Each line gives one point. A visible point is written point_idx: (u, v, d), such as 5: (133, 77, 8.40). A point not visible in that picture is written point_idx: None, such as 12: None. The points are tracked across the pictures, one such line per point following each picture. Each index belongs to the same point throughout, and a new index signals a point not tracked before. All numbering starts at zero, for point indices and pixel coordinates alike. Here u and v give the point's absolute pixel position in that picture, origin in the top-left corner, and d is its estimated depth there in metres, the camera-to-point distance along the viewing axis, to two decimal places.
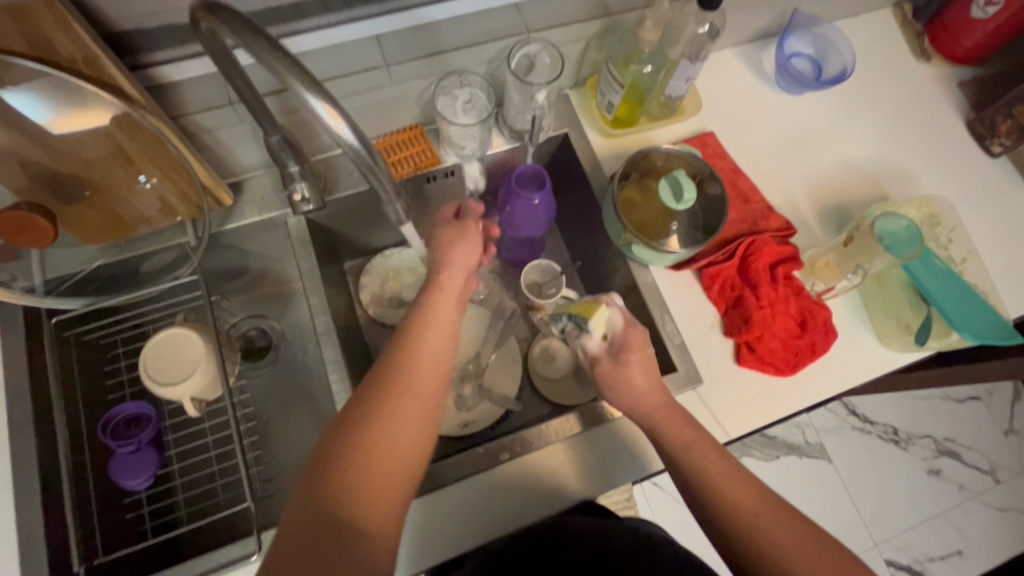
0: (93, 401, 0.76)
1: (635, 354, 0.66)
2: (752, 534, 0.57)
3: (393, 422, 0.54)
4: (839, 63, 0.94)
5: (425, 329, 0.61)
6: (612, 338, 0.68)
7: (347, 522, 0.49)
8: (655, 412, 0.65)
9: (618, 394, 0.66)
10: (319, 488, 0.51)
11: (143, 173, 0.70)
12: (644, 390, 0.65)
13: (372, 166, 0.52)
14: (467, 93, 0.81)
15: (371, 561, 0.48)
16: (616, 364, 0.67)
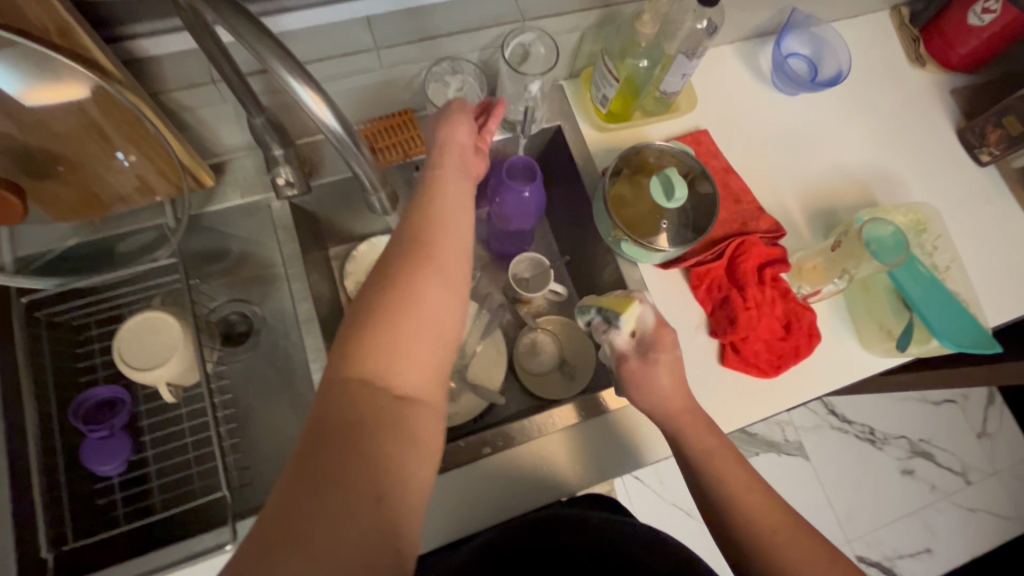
0: (65, 383, 0.74)
1: (664, 353, 0.67)
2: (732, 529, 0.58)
3: (419, 289, 0.51)
4: (835, 65, 0.94)
5: (440, 209, 0.58)
6: (642, 336, 0.68)
7: (383, 394, 0.47)
8: (673, 414, 0.66)
9: (644, 394, 0.67)
10: (347, 368, 0.47)
11: (121, 151, 0.68)
12: (669, 391, 0.66)
13: (355, 153, 0.51)
14: (459, 80, 0.80)
15: (415, 422, 0.47)
16: (645, 363, 0.67)
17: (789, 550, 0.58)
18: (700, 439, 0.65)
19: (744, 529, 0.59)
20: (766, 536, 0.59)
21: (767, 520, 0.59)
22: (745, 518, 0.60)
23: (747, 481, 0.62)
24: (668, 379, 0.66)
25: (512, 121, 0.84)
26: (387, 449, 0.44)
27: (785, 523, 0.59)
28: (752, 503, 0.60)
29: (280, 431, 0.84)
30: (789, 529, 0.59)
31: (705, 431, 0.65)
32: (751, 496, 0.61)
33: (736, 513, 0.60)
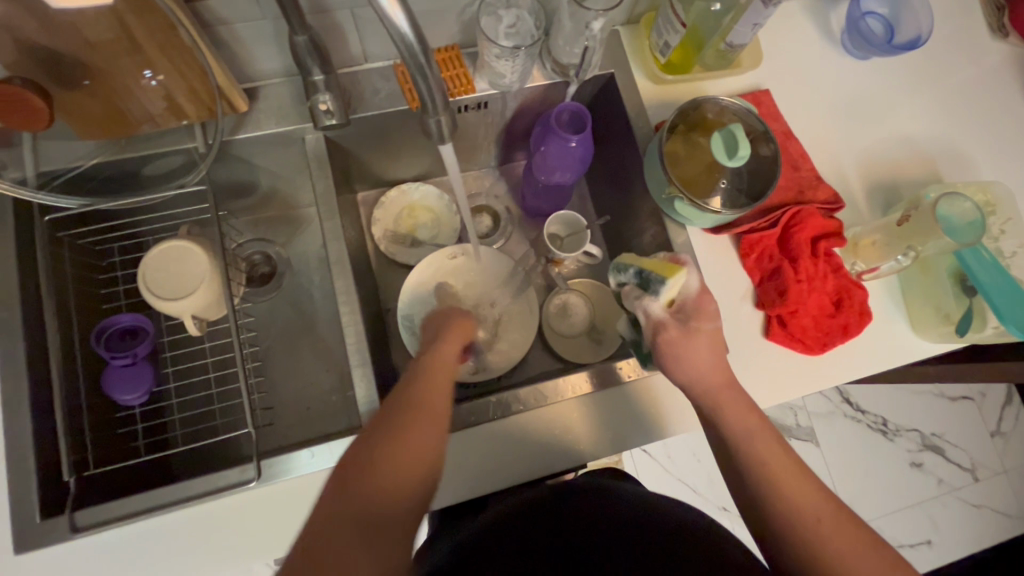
0: (87, 308, 0.71)
1: (705, 322, 0.63)
2: (773, 490, 0.57)
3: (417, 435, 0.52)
4: (914, 28, 0.87)
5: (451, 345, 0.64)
6: (683, 303, 0.64)
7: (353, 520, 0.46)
8: (711, 390, 0.62)
9: (681, 367, 0.62)
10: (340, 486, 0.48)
11: (151, 67, 0.63)
12: (706, 365, 0.62)
13: (423, 65, 0.46)
14: (512, 15, 0.74)
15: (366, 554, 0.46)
16: (686, 332, 0.63)
17: (831, 536, 0.54)
18: (731, 414, 0.61)
19: (781, 506, 0.56)
20: (795, 506, 0.56)
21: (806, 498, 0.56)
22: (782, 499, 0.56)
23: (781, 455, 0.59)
24: (712, 354, 0.63)
25: (565, 65, 0.78)
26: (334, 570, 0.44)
27: (820, 507, 0.56)
28: (793, 487, 0.57)
29: (304, 374, 0.83)
30: (820, 498, 0.56)
31: (737, 405, 0.62)
32: (792, 476, 0.58)
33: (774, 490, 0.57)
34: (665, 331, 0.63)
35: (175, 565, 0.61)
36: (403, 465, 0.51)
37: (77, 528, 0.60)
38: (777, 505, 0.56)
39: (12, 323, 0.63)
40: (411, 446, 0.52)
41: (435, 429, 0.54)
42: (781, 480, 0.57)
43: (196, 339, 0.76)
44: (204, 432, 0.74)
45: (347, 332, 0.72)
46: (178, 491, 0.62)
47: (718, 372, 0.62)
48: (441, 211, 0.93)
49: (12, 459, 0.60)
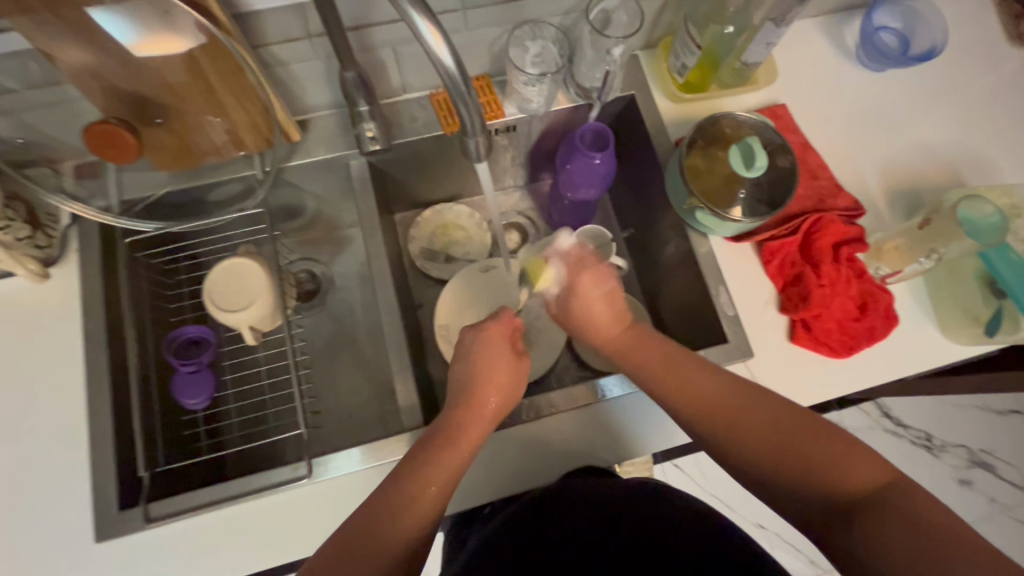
0: (158, 321, 0.79)
1: (590, 273, 0.73)
2: (666, 387, 0.65)
3: (428, 468, 0.59)
4: (928, 40, 0.91)
5: (468, 425, 0.64)
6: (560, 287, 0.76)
7: (365, 543, 0.53)
8: (610, 335, 0.72)
9: (584, 321, 0.73)
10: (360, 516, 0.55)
11: (219, 105, 0.71)
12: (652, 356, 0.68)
13: (463, 93, 0.52)
14: (538, 46, 0.80)
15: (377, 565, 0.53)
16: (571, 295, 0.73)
17: (748, 424, 0.59)
18: (630, 352, 0.70)
19: (715, 426, 0.61)
20: (696, 395, 0.63)
21: (743, 418, 0.60)
22: (717, 427, 0.61)
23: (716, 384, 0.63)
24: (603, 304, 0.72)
25: (588, 88, 0.84)
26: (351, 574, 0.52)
27: (718, 382, 0.63)
28: (726, 412, 0.61)
29: (348, 383, 0.89)
30: (718, 387, 0.62)
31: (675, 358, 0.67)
32: (726, 401, 0.61)
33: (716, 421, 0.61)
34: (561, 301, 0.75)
35: (233, 554, 0.66)
36: (408, 516, 0.56)
37: (150, 518, 0.66)
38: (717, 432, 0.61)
39: (97, 332, 0.71)
40: (393, 526, 0.55)
41: (447, 477, 0.59)
42: (714, 409, 0.61)
43: (252, 348, 0.83)
44: (258, 435, 0.80)
45: (389, 340, 0.77)
46: (238, 487, 0.68)
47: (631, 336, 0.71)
48: (472, 229, 0.99)
49: (94, 455, 0.67)
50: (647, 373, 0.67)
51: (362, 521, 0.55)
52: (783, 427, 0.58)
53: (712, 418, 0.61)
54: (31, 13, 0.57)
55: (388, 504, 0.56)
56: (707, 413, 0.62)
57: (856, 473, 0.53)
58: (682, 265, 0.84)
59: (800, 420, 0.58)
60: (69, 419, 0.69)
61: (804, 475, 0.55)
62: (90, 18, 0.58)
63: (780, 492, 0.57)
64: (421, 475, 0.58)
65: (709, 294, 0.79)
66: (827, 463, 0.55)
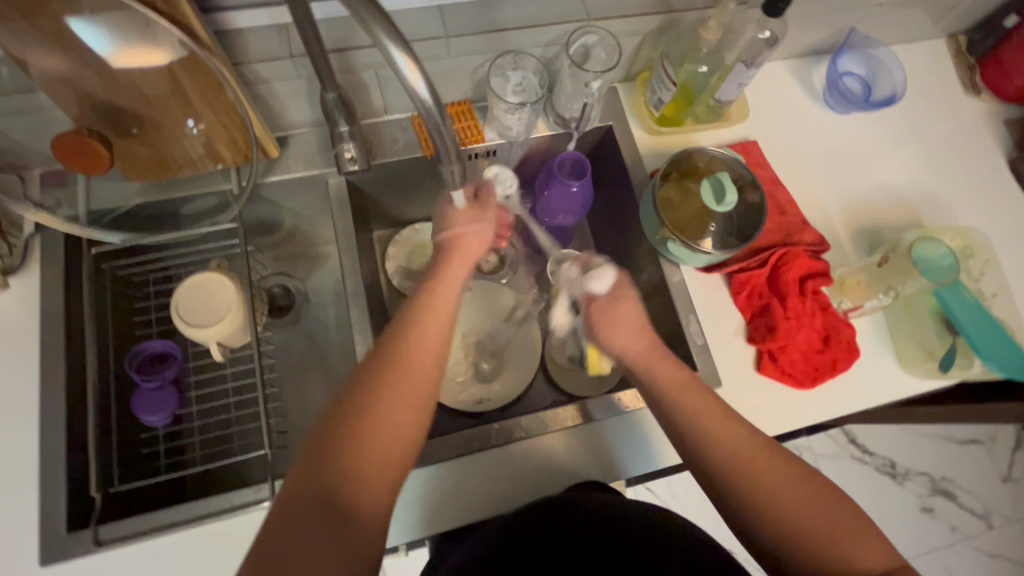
0: (123, 335, 0.77)
1: (626, 292, 0.69)
2: (697, 426, 0.60)
3: (416, 343, 0.59)
4: (890, 87, 0.95)
5: (424, 325, 0.60)
6: (596, 298, 0.70)
7: (357, 431, 0.53)
8: (644, 358, 0.65)
9: (609, 332, 0.68)
10: (354, 406, 0.55)
11: (194, 118, 0.71)
12: (682, 393, 0.62)
13: (440, 122, 0.53)
14: (519, 75, 0.83)
15: (367, 474, 0.52)
16: (610, 301, 0.69)
17: (773, 482, 0.57)
18: (656, 374, 0.64)
19: (741, 479, 0.57)
20: (721, 443, 0.59)
21: (766, 482, 0.57)
22: (738, 480, 0.57)
23: (744, 440, 0.59)
24: (623, 331, 0.67)
25: (567, 118, 0.86)
26: (348, 468, 0.52)
27: (741, 434, 0.60)
28: (751, 474, 0.57)
29: (317, 403, 0.87)
30: (748, 441, 0.59)
31: (716, 413, 0.61)
32: (753, 462, 0.58)
33: (745, 484, 0.57)
34: (587, 305, 0.70)
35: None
36: (407, 395, 0.56)
37: (100, 540, 0.63)
38: (738, 492, 0.57)
39: (56, 345, 0.69)
40: (390, 416, 0.55)
41: (435, 348, 0.60)
42: (742, 467, 0.58)
43: (219, 365, 0.81)
44: (222, 454, 0.78)
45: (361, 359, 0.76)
46: (194, 510, 0.65)
47: (651, 361, 0.65)
48: None
49: (44, 473, 0.64)
50: (685, 419, 0.61)
51: (336, 441, 0.53)
52: (802, 498, 0.56)
53: (740, 472, 0.58)
54: (4, 20, 0.56)
55: (366, 422, 0.54)
56: (732, 472, 0.58)
57: (858, 553, 0.54)
58: (655, 293, 0.86)
59: (815, 489, 0.57)
60: (20, 434, 0.66)
61: (815, 551, 0.54)
62: (69, 27, 0.58)
63: (781, 559, 0.56)
64: (399, 384, 0.56)
65: (680, 323, 0.80)
66: (835, 538, 0.55)
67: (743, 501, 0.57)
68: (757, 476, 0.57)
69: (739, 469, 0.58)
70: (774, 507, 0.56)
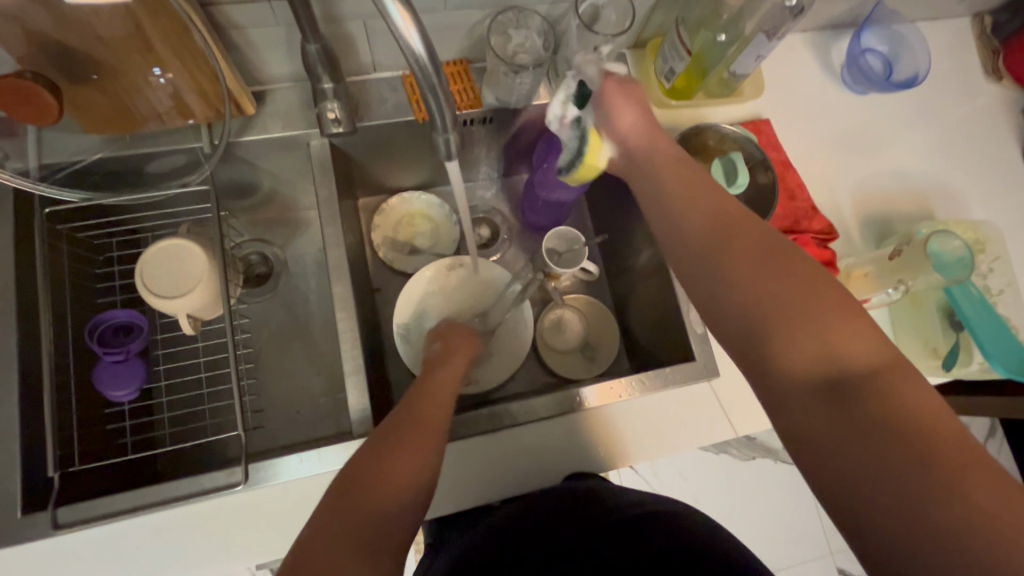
0: (82, 300, 0.71)
1: (640, 92, 0.63)
2: (672, 195, 0.55)
3: (427, 393, 0.59)
4: (913, 67, 0.90)
5: (434, 380, 0.61)
6: (616, 81, 0.63)
7: (368, 459, 0.51)
8: (640, 142, 0.60)
9: (612, 116, 0.62)
10: (367, 447, 0.52)
11: (159, 66, 0.63)
12: (673, 168, 0.57)
13: (435, 84, 0.47)
14: (522, 35, 0.75)
15: (378, 509, 0.48)
16: (624, 86, 0.63)
17: (757, 261, 0.48)
18: (648, 163, 0.58)
19: (718, 252, 0.50)
20: (699, 213, 0.52)
21: (746, 254, 0.49)
22: (716, 256, 0.50)
23: (729, 206, 0.52)
24: (631, 115, 0.61)
25: None
26: (361, 501, 0.48)
27: (732, 214, 0.51)
28: (723, 237, 0.50)
29: (295, 378, 0.83)
30: (738, 218, 0.51)
31: (703, 181, 0.54)
32: (734, 244, 0.49)
33: (720, 255, 0.50)
34: (603, 82, 0.64)
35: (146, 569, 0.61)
36: (417, 425, 0.54)
37: (59, 524, 0.59)
38: (703, 259, 0.51)
39: (6, 315, 0.63)
40: (402, 453, 0.51)
41: (444, 396, 0.60)
42: (720, 229, 0.50)
43: (189, 338, 0.77)
44: (194, 432, 0.75)
45: (342, 336, 0.72)
46: (160, 495, 0.61)
47: (651, 139, 0.60)
48: (440, 221, 0.93)
49: None
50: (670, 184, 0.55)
51: (349, 480, 0.49)
52: (789, 279, 0.47)
53: (722, 242, 0.50)
54: None
55: (377, 458, 0.51)
56: (702, 235, 0.51)
57: (840, 331, 0.44)
58: (655, 276, 0.82)
59: (803, 266, 0.47)
60: None
61: (784, 329, 0.45)
62: None
63: (750, 344, 0.47)
64: (418, 422, 0.55)
65: (679, 310, 0.77)
66: (817, 325, 0.45)
67: (720, 282, 0.49)
68: (744, 246, 0.49)
69: (714, 234, 0.51)
70: (753, 283, 0.47)
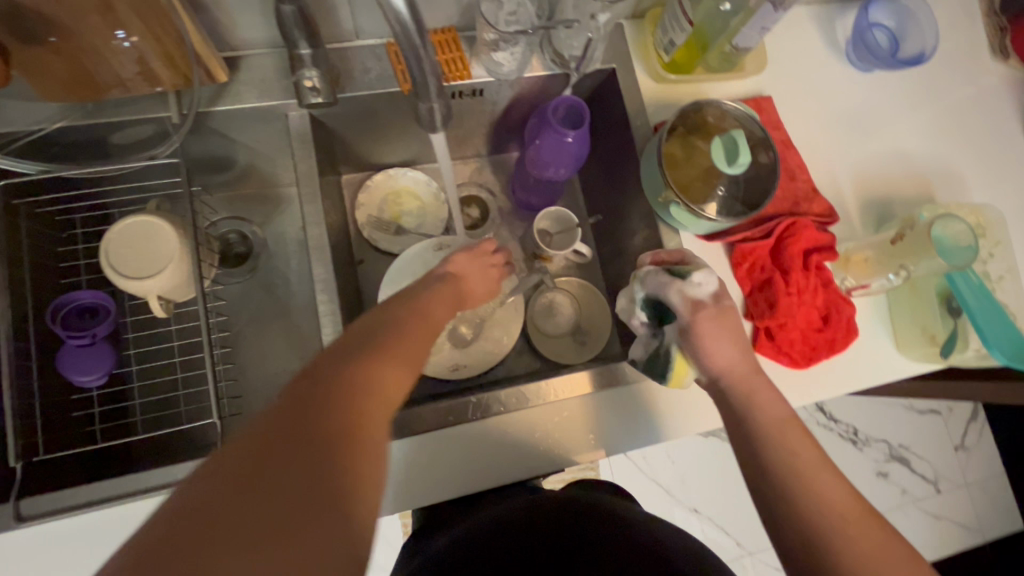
0: (46, 279, 0.67)
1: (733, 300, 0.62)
2: (781, 457, 0.54)
3: (410, 316, 0.52)
4: (918, 46, 0.87)
5: (422, 305, 0.54)
6: (701, 303, 0.61)
7: (341, 377, 0.43)
8: (740, 383, 0.59)
9: (709, 350, 0.59)
10: (341, 361, 0.44)
11: (121, 28, 0.58)
12: (782, 432, 0.56)
13: (419, 48, 0.43)
14: (514, 2, 0.70)
15: (345, 438, 0.39)
16: (720, 309, 0.61)
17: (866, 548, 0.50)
18: (756, 404, 0.57)
19: (832, 535, 0.51)
20: (811, 484, 0.53)
21: (861, 539, 0.50)
22: (832, 537, 0.50)
23: (837, 493, 0.52)
24: (728, 342, 0.59)
25: (566, 57, 0.76)
26: (327, 426, 0.39)
27: (838, 488, 0.53)
28: (838, 525, 0.51)
29: (276, 363, 0.80)
30: (849, 497, 0.53)
31: (817, 461, 0.54)
32: (846, 527, 0.51)
33: (835, 534, 0.51)
34: (694, 315, 0.60)
35: None
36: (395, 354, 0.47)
37: (23, 516, 0.56)
38: (816, 536, 0.51)
39: None
40: (378, 380, 0.44)
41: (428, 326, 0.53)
42: (836, 520, 0.51)
43: (162, 321, 0.73)
44: (167, 418, 0.72)
45: (323, 321, 0.68)
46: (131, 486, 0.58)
47: (751, 380, 0.59)
48: (427, 200, 0.89)
49: None
50: (786, 457, 0.54)
51: (319, 394, 0.41)
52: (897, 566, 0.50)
53: (837, 524, 0.51)
54: None
55: (350, 377, 0.43)
56: (817, 526, 0.51)
57: None
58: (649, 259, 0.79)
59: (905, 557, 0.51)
60: None
61: None
62: None
63: None
64: (408, 330, 0.50)
65: None
66: None
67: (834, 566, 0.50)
68: (856, 532, 0.51)
69: (829, 514, 0.51)
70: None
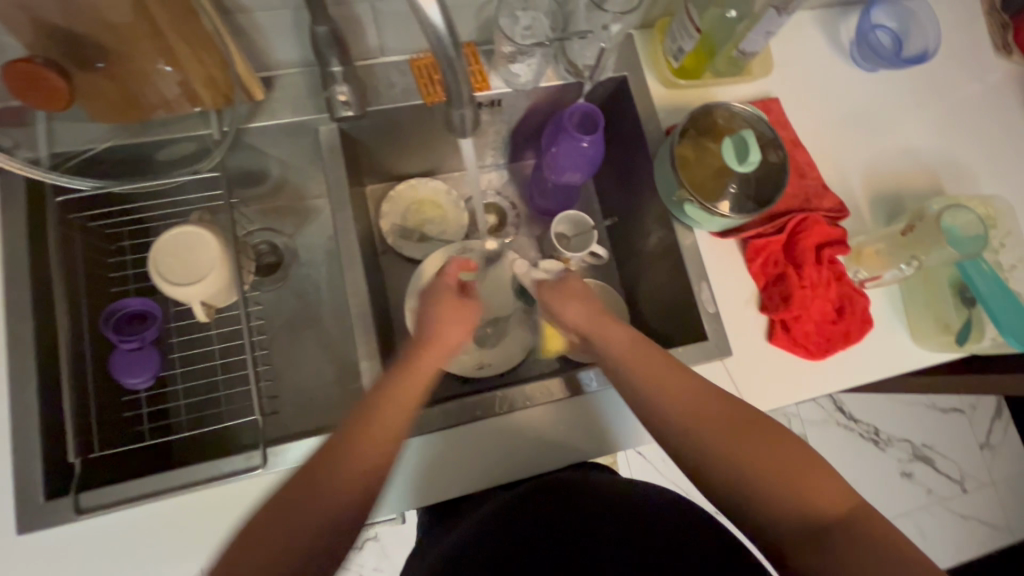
0: (97, 289, 0.72)
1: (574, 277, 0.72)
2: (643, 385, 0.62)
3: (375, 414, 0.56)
4: (921, 42, 0.90)
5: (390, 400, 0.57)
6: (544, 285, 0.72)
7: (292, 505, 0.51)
8: (588, 324, 0.68)
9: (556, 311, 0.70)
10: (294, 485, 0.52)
11: (170, 52, 0.63)
12: (628, 357, 0.64)
13: (452, 59, 0.47)
14: (529, 17, 0.75)
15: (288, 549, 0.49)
16: (558, 283, 0.71)
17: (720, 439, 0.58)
18: (605, 343, 0.66)
19: (691, 432, 0.59)
20: (667, 395, 0.61)
21: (716, 426, 0.58)
22: (694, 436, 0.58)
23: (687, 394, 0.60)
24: (571, 307, 0.69)
25: (580, 67, 0.80)
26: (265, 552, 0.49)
27: (693, 388, 0.61)
28: (692, 424, 0.59)
29: (308, 365, 0.83)
30: (698, 396, 0.60)
31: (672, 370, 0.62)
32: (702, 423, 0.59)
33: (692, 429, 0.59)
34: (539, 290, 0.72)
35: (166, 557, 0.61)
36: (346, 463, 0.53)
37: (81, 509, 0.60)
38: (690, 440, 0.58)
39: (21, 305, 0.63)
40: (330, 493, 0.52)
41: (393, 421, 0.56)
42: (689, 423, 0.59)
43: (202, 327, 0.77)
44: (208, 418, 0.75)
45: (355, 321, 0.72)
46: (181, 481, 0.62)
47: (597, 326, 0.67)
48: (447, 206, 0.93)
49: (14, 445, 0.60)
50: (654, 394, 0.61)
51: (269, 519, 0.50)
52: (751, 447, 0.57)
53: (692, 423, 0.59)
54: None
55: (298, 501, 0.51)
56: (678, 424, 0.59)
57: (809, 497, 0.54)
58: (665, 257, 0.82)
59: (762, 434, 0.57)
60: None
61: (758, 492, 0.55)
62: None
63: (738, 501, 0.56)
64: (362, 434, 0.55)
65: (691, 288, 0.77)
66: (788, 481, 0.55)
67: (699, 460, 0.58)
68: (704, 425, 0.58)
69: (677, 417, 0.59)
70: (724, 459, 0.57)
